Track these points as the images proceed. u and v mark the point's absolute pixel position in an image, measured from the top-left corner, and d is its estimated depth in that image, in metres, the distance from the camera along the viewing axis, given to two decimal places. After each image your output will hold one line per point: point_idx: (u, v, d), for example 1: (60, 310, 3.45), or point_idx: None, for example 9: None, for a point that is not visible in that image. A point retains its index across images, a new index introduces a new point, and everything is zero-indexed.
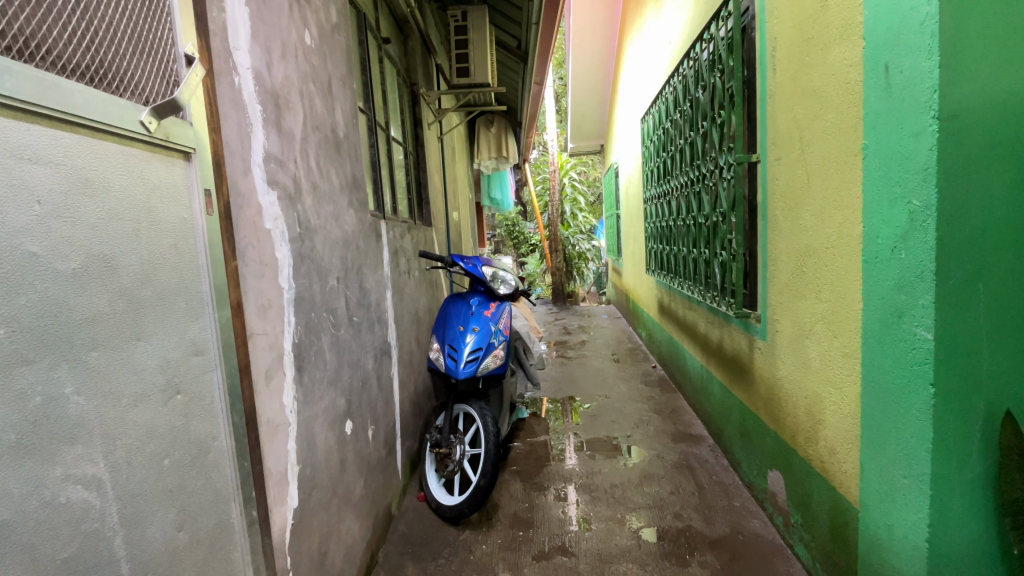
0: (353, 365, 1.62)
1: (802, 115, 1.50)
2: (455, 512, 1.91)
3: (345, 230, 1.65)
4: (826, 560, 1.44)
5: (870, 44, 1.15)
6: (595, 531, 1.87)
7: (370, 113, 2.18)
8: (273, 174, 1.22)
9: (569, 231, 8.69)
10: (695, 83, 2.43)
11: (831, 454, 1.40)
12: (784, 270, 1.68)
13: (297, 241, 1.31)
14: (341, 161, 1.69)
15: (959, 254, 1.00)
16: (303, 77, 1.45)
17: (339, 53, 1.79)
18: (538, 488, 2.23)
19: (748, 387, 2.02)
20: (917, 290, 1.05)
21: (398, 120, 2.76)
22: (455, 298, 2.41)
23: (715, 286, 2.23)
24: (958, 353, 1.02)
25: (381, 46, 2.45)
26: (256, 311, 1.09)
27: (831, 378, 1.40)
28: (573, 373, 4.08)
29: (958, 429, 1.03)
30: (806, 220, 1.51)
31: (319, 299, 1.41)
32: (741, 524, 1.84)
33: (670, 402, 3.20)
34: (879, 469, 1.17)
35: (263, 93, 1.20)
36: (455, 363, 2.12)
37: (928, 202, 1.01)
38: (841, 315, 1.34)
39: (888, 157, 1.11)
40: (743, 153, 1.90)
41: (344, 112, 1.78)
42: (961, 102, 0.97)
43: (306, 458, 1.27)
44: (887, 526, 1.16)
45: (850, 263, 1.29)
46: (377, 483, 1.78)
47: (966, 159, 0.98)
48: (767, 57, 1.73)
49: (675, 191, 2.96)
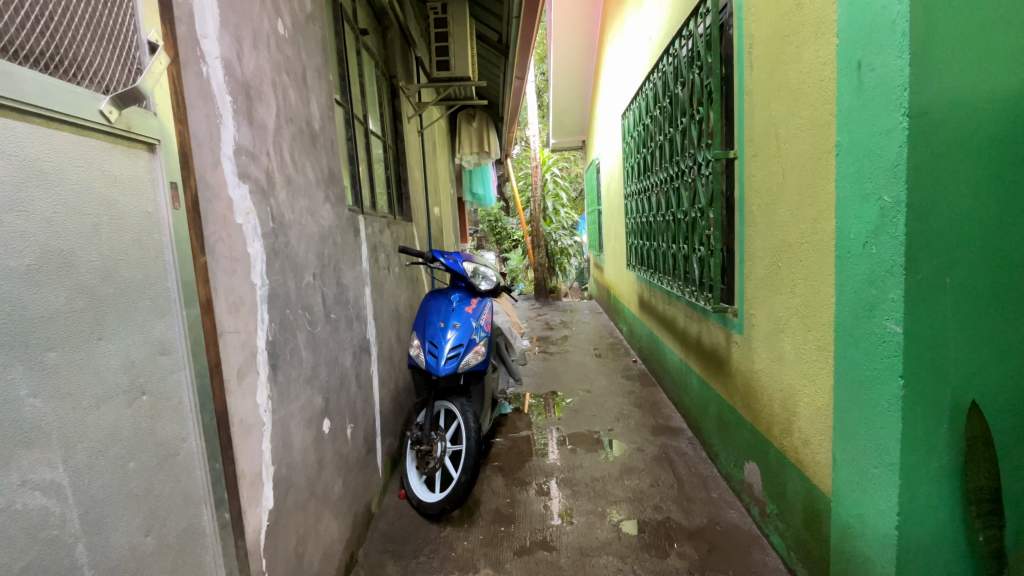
0: (330, 362, 1.59)
1: (778, 113, 1.52)
2: (436, 509, 1.90)
3: (320, 225, 1.62)
4: (801, 549, 1.46)
5: (843, 41, 1.16)
6: (576, 525, 1.88)
7: (348, 105, 2.12)
8: (245, 167, 1.18)
9: (551, 226, 8.65)
10: (673, 79, 2.45)
11: (805, 445, 1.42)
12: (761, 264, 1.70)
13: (271, 236, 1.28)
14: (317, 155, 1.65)
15: (926, 251, 1.02)
16: (275, 67, 1.40)
17: (314, 44, 1.75)
18: (520, 483, 2.22)
19: (725, 380, 2.05)
20: (887, 284, 1.07)
21: (376, 113, 2.70)
22: (436, 294, 2.38)
23: (693, 281, 2.26)
24: (926, 344, 1.04)
25: (358, 37, 2.40)
26: (227, 309, 1.06)
27: (805, 371, 1.43)
28: (554, 369, 4.07)
29: (925, 421, 1.05)
30: (782, 217, 1.53)
31: (294, 295, 1.38)
32: (719, 515, 1.87)
33: (650, 396, 3.24)
34: (852, 461, 1.20)
35: (233, 83, 1.16)
36: (436, 360, 2.09)
37: (898, 198, 1.03)
38: (814, 309, 1.37)
39: (860, 153, 1.13)
40: (721, 150, 1.93)
41: (320, 104, 1.73)
42: (931, 98, 0.99)
43: (282, 458, 1.24)
44: (858, 515, 1.18)
45: (823, 258, 1.32)
46: (356, 482, 1.75)
47: (934, 156, 1.00)
48: (744, 54, 1.75)
49: (655, 187, 2.97)
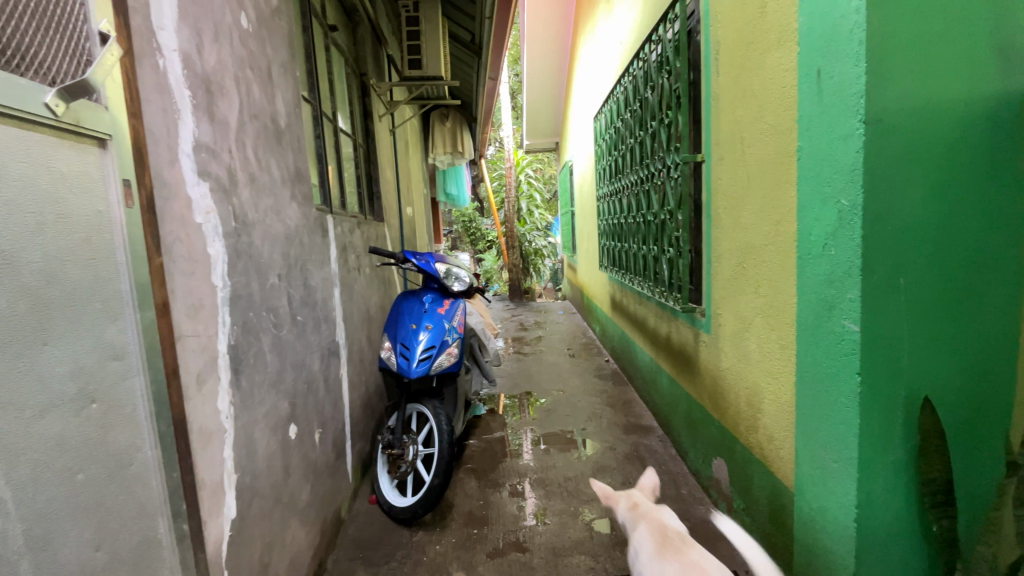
0: (296, 366, 1.55)
1: (743, 118, 1.56)
2: (408, 513, 1.87)
3: (286, 225, 1.57)
4: (766, 543, 1.51)
5: (803, 50, 1.20)
6: (549, 525, 1.88)
7: (315, 102, 2.08)
8: (205, 165, 1.14)
9: (525, 227, 8.67)
10: (643, 84, 2.48)
11: (770, 442, 1.46)
12: (727, 265, 1.74)
13: (233, 236, 1.23)
14: (282, 152, 1.61)
15: (881, 252, 1.06)
16: (238, 62, 1.36)
17: (280, 39, 1.70)
18: (493, 485, 2.21)
19: (694, 378, 2.09)
20: (845, 285, 1.10)
21: (346, 111, 2.65)
22: (408, 295, 2.35)
23: (663, 282, 2.29)
24: (882, 342, 1.08)
25: (327, 33, 2.35)
26: (185, 311, 1.02)
27: (769, 370, 1.47)
28: (528, 369, 4.08)
29: (882, 417, 1.09)
30: (746, 219, 1.57)
31: (258, 297, 1.34)
32: (688, 512, 1.91)
33: (622, 395, 3.28)
34: (814, 456, 1.23)
35: (193, 77, 1.12)
36: (407, 362, 2.05)
37: (854, 202, 1.06)
38: (778, 309, 1.41)
39: (820, 158, 1.16)
40: (689, 154, 1.97)
41: (286, 100, 1.68)
42: (884, 106, 1.03)
43: (246, 465, 1.20)
44: (820, 508, 1.22)
45: (785, 260, 1.36)
46: (325, 488, 1.71)
47: (889, 161, 1.05)
48: (710, 60, 1.79)
49: (626, 189, 3.01)
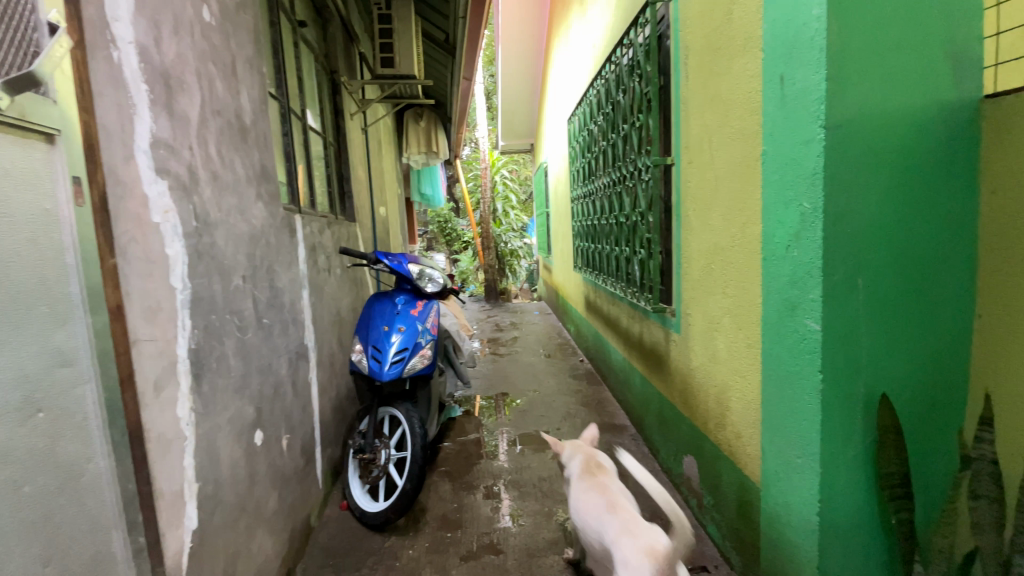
0: (262, 370, 1.50)
1: (711, 121, 1.59)
2: (380, 518, 1.84)
3: (251, 225, 1.53)
4: (735, 538, 1.54)
5: (767, 56, 1.24)
6: (523, 526, 1.88)
7: (283, 99, 2.02)
8: (164, 162, 1.09)
9: (501, 228, 8.66)
10: (615, 87, 2.51)
11: (737, 438, 1.50)
12: (696, 266, 1.78)
13: (194, 236, 1.19)
14: (247, 150, 1.56)
15: (840, 253, 1.10)
16: (199, 56, 1.31)
17: (245, 33, 1.65)
18: (467, 487, 2.20)
19: (665, 377, 2.12)
20: (807, 285, 1.14)
21: (315, 108, 2.60)
22: (380, 297, 2.31)
23: (635, 282, 2.32)
24: (842, 341, 1.12)
25: (296, 29, 2.29)
26: (141, 314, 0.97)
27: (736, 368, 1.50)
28: (503, 370, 4.07)
29: (842, 413, 1.13)
30: (714, 221, 1.61)
31: (221, 300, 1.29)
32: (660, 509, 1.93)
33: (596, 394, 3.31)
34: (779, 452, 1.27)
35: (150, 71, 1.07)
36: (380, 365, 2.02)
37: (816, 204, 1.10)
38: (744, 308, 1.44)
39: (783, 162, 1.19)
40: (659, 156, 2.00)
41: (251, 97, 1.64)
42: (843, 112, 1.07)
43: (208, 474, 1.16)
44: (784, 503, 1.25)
45: (751, 261, 1.39)
46: (293, 495, 1.66)
47: (848, 165, 1.08)
48: (680, 64, 1.83)
49: (599, 191, 3.04)
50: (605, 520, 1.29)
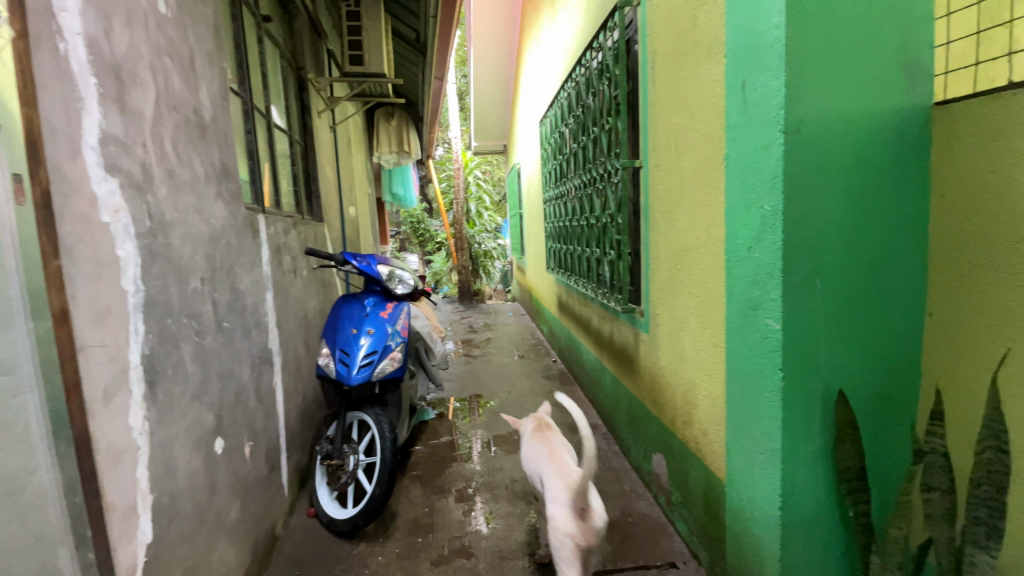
0: (223, 376, 1.45)
1: (677, 125, 1.62)
2: (349, 525, 1.80)
3: (211, 225, 1.47)
4: (702, 533, 1.57)
5: (730, 62, 1.27)
6: (495, 529, 1.87)
7: (245, 95, 1.96)
8: (114, 159, 1.04)
9: (474, 228, 8.63)
10: (585, 89, 2.53)
11: (704, 435, 1.53)
12: (663, 267, 1.81)
13: (148, 237, 1.14)
14: (207, 147, 1.50)
15: (798, 255, 1.13)
16: (154, 49, 1.26)
17: (204, 26, 1.59)
18: (439, 491, 2.17)
19: (635, 376, 2.15)
20: (767, 285, 1.17)
21: (280, 105, 2.52)
22: (348, 299, 2.26)
23: (605, 283, 2.35)
24: (800, 338, 1.15)
25: (260, 23, 2.22)
26: (90, 319, 0.93)
27: (702, 367, 1.53)
28: (476, 372, 4.05)
29: (802, 409, 1.16)
30: (681, 223, 1.64)
31: (177, 303, 1.24)
32: (630, 507, 1.96)
33: (568, 394, 3.33)
34: (743, 449, 1.30)
35: (100, 64, 1.02)
36: (348, 369, 1.98)
37: (775, 207, 1.13)
38: (709, 308, 1.48)
39: (745, 165, 1.23)
40: (628, 159, 2.03)
41: (211, 92, 1.58)
42: (801, 117, 1.10)
43: (164, 484, 1.11)
44: (748, 498, 1.29)
45: (716, 262, 1.42)
46: (257, 504, 1.61)
47: (805, 169, 1.12)
48: (647, 69, 1.86)
49: (570, 193, 3.07)
50: (542, 462, 1.55)
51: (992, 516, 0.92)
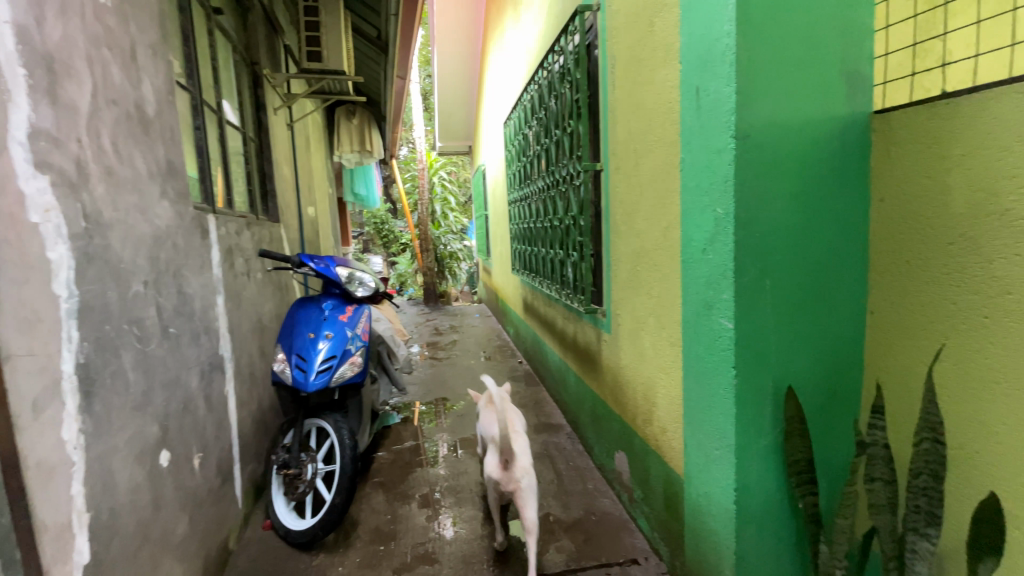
0: (169, 384, 1.38)
1: (636, 129, 1.65)
2: (307, 536, 1.75)
3: (155, 225, 1.40)
4: (662, 529, 1.60)
5: (685, 69, 1.30)
6: (459, 533, 1.85)
7: (194, 90, 1.87)
8: (45, 155, 0.97)
9: (439, 230, 8.55)
10: (547, 92, 2.55)
11: (663, 433, 1.56)
12: (624, 268, 1.84)
13: (83, 238, 1.07)
14: (151, 144, 1.43)
15: (749, 256, 1.18)
16: (91, 38, 1.18)
17: (148, 16, 1.51)
18: (402, 497, 2.13)
19: (597, 376, 2.18)
20: (721, 286, 1.21)
21: (233, 101, 2.43)
22: (305, 302, 2.20)
23: (568, 284, 2.37)
24: (751, 336, 1.19)
25: (210, 15, 2.13)
26: (16, 326, 0.86)
27: (661, 366, 1.57)
28: (441, 374, 4.01)
29: (753, 405, 1.21)
30: (640, 225, 1.67)
31: (117, 309, 1.17)
32: (594, 505, 1.98)
33: (534, 395, 3.34)
34: (700, 446, 1.33)
35: (29, 53, 0.95)
36: (305, 375, 1.92)
37: (727, 210, 1.17)
38: (667, 309, 1.51)
39: (699, 169, 1.26)
40: (589, 162, 2.06)
41: (155, 86, 1.50)
42: (750, 123, 1.14)
43: (103, 501, 1.05)
44: (705, 493, 1.32)
45: (673, 263, 1.46)
46: (207, 518, 1.54)
47: (755, 174, 1.16)
48: (607, 74, 1.89)
49: (534, 195, 3.08)
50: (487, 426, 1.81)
51: (930, 503, 0.98)
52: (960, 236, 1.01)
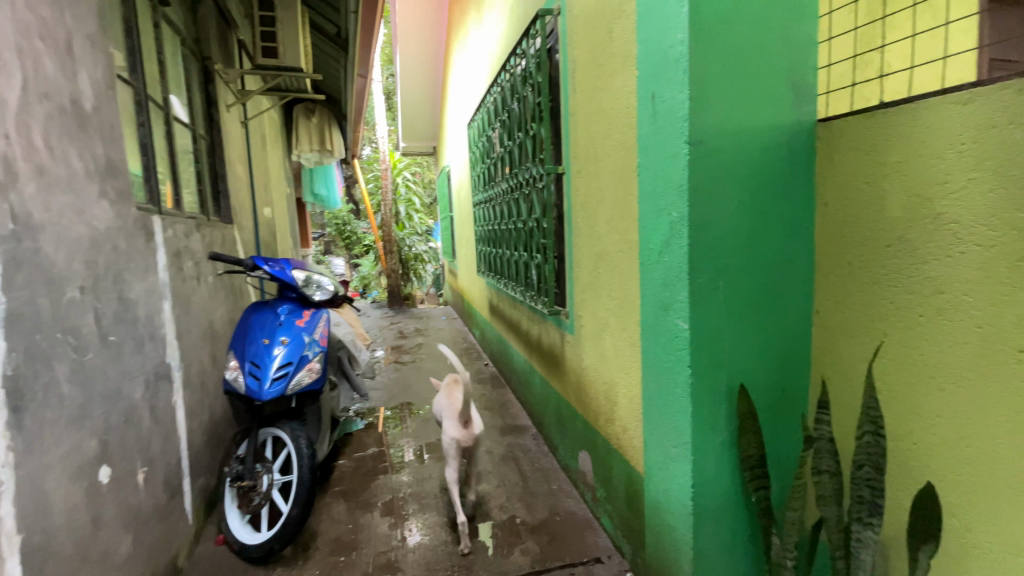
0: (110, 396, 1.30)
1: (596, 133, 1.68)
2: (263, 550, 1.68)
3: (94, 228, 1.32)
4: (624, 526, 1.63)
5: (641, 75, 1.33)
6: (422, 540, 1.83)
7: (138, 85, 1.78)
8: None
9: (403, 231, 8.42)
10: (510, 95, 2.56)
11: (624, 432, 1.59)
12: (586, 270, 1.86)
13: (10, 241, 0.99)
14: (89, 141, 1.35)
15: (703, 258, 1.22)
16: (20, 28, 1.10)
17: (86, 6, 1.42)
18: (364, 506, 2.09)
19: (561, 377, 2.20)
20: (676, 287, 1.24)
21: (181, 96, 2.32)
22: (259, 306, 2.12)
23: (532, 286, 2.39)
24: (706, 336, 1.23)
25: (156, 6, 2.03)
26: None
27: (621, 366, 1.60)
28: (406, 378, 3.96)
29: (708, 403, 1.25)
30: (600, 227, 1.69)
31: (50, 317, 1.10)
32: (558, 506, 1.99)
33: (499, 397, 3.33)
34: (658, 443, 1.36)
35: None
36: (259, 383, 1.85)
37: (682, 214, 1.20)
38: (627, 310, 1.54)
39: (655, 174, 1.30)
40: (551, 165, 2.07)
41: (94, 80, 1.42)
42: (703, 129, 1.18)
43: (35, 523, 0.98)
44: (664, 490, 1.35)
45: (632, 265, 1.49)
46: (154, 536, 1.46)
47: (707, 179, 1.20)
48: (568, 78, 1.91)
49: (498, 197, 3.08)
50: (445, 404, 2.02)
51: (873, 494, 1.03)
52: (897, 238, 1.08)
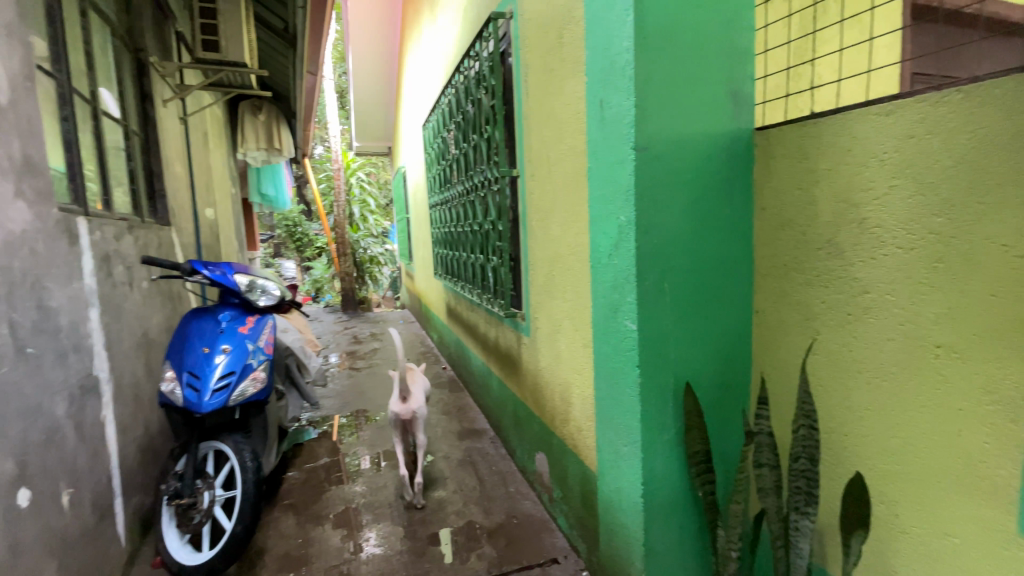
0: (29, 413, 1.20)
1: (548, 138, 1.70)
2: (204, 570, 1.60)
3: (9, 230, 1.21)
4: (580, 526, 1.65)
5: (590, 81, 1.36)
6: (376, 551, 1.79)
7: (61, 76, 1.65)
8: None
9: (358, 233, 8.22)
10: (464, 97, 2.55)
11: (579, 432, 1.61)
12: (540, 273, 1.88)
13: None
14: (4, 136, 1.24)
15: (650, 261, 1.25)
16: None
17: None
18: (315, 518, 2.02)
19: (518, 379, 2.21)
20: (626, 290, 1.28)
21: (111, 89, 2.17)
22: (198, 313, 2.00)
23: (488, 288, 2.38)
24: (654, 336, 1.27)
25: None
26: None
27: (575, 367, 1.62)
28: (360, 384, 3.86)
29: (657, 401, 1.28)
30: (554, 231, 1.72)
31: None
32: (515, 508, 2.00)
33: (457, 401, 3.31)
34: (610, 443, 1.39)
35: None
36: (198, 394, 1.75)
37: (630, 218, 1.24)
38: (580, 312, 1.57)
39: (605, 179, 1.33)
40: (505, 168, 2.08)
41: (11, 70, 1.31)
42: (649, 136, 1.22)
43: None
44: (616, 488, 1.38)
45: (585, 268, 1.52)
46: (81, 562, 1.36)
47: (654, 184, 1.24)
48: (521, 82, 1.93)
49: (454, 199, 3.07)
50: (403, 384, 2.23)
51: (808, 484, 1.09)
52: (828, 242, 1.15)
